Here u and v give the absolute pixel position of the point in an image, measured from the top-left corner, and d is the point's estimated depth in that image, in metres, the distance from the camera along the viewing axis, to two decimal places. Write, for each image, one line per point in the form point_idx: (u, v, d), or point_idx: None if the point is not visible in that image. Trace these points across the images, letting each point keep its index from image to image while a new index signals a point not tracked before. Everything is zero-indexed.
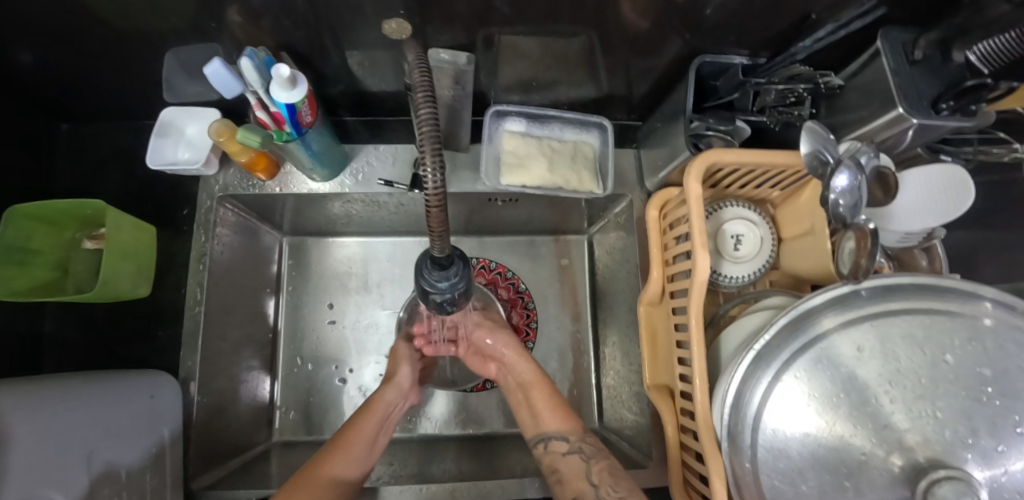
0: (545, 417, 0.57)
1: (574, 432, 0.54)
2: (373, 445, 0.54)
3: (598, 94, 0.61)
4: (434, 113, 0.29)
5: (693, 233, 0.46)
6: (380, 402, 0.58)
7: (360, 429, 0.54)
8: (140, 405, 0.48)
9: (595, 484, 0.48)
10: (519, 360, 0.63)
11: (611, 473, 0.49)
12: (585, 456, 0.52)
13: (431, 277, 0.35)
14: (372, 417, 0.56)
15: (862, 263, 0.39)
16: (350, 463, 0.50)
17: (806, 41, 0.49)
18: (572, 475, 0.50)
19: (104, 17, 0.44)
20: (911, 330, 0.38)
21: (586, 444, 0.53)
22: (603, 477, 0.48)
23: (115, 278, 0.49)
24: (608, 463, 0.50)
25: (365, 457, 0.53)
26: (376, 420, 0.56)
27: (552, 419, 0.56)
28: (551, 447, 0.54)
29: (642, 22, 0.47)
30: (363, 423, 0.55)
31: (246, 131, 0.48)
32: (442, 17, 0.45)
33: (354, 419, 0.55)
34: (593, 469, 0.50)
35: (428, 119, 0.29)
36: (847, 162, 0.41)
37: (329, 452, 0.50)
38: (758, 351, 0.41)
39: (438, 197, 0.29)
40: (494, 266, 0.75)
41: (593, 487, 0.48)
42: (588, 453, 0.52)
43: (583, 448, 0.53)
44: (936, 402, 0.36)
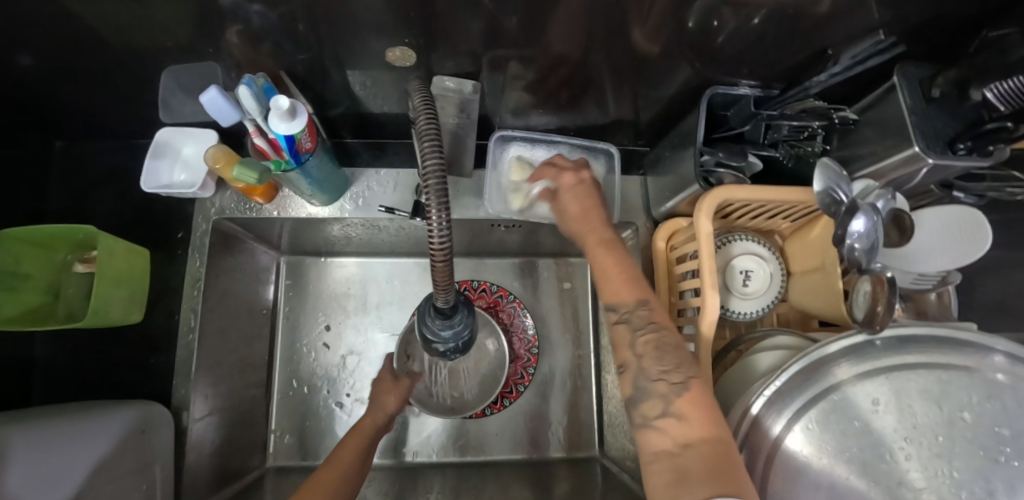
0: (610, 284, 0.45)
1: (628, 301, 0.43)
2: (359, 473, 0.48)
3: (605, 119, 0.60)
4: (440, 162, 0.28)
5: (702, 271, 0.45)
6: (366, 424, 0.54)
7: (344, 454, 0.49)
8: (134, 440, 0.45)
9: (639, 357, 0.40)
10: (583, 204, 0.49)
11: (657, 345, 0.40)
12: (634, 325, 0.42)
13: (433, 325, 0.33)
14: (357, 438, 0.52)
15: (877, 314, 0.38)
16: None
17: (820, 76, 0.47)
18: (620, 342, 0.42)
19: (101, 36, 0.43)
20: (926, 384, 0.37)
21: (640, 313, 0.42)
22: (648, 349, 0.40)
23: (106, 304, 0.48)
24: (658, 335, 0.41)
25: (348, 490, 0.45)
26: (357, 443, 0.51)
27: (619, 289, 0.44)
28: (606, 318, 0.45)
29: (653, 49, 0.46)
30: (348, 445, 0.50)
31: (241, 168, 0.47)
32: (448, 42, 0.43)
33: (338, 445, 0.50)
34: (640, 340, 0.41)
35: (434, 171, 0.28)
36: (863, 205, 0.40)
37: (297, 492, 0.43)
38: (770, 396, 0.39)
39: (443, 253, 0.28)
40: (495, 289, 0.75)
41: (638, 359, 0.40)
42: (637, 323, 0.42)
43: (633, 318, 0.42)
44: (953, 460, 0.35)
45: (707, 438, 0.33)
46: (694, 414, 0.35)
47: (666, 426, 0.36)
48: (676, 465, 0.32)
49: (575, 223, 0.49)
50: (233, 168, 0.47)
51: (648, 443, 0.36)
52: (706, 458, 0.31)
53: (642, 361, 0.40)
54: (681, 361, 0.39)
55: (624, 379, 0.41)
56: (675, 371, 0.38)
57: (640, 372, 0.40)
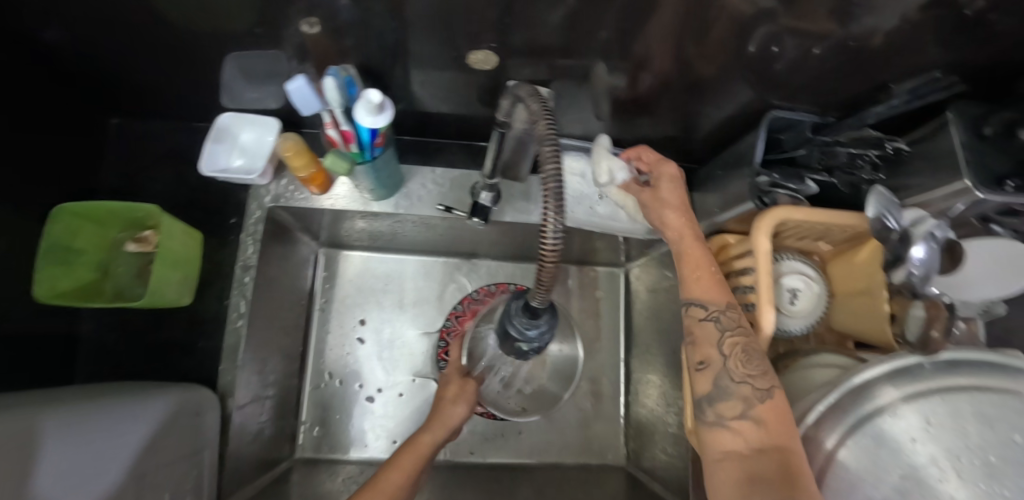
0: (701, 280, 0.43)
1: (718, 300, 0.42)
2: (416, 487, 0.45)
3: (656, 133, 0.62)
4: (558, 166, 0.29)
5: (760, 287, 0.46)
6: (424, 442, 0.49)
7: (402, 468, 0.45)
8: (186, 423, 0.46)
9: (723, 357, 0.40)
10: (682, 199, 0.48)
11: (745, 351, 0.39)
12: (722, 326, 0.40)
13: (520, 324, 0.35)
14: (413, 456, 0.47)
15: (935, 337, 0.41)
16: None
17: (877, 108, 0.48)
18: (704, 339, 0.41)
19: (186, 19, 0.43)
20: (980, 405, 0.39)
21: (729, 314, 0.41)
22: (736, 352, 0.39)
23: (162, 283, 0.48)
24: (748, 339, 0.40)
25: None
26: (415, 460, 0.46)
27: (708, 288, 0.43)
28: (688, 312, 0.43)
29: (719, 69, 0.48)
30: (404, 463, 0.46)
31: (335, 157, 0.49)
32: (526, 46, 0.45)
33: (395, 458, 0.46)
34: (727, 340, 0.40)
35: (553, 176, 0.29)
36: (922, 234, 0.43)
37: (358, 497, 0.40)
38: (820, 411, 0.42)
39: (554, 257, 0.30)
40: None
41: (723, 358, 0.40)
42: (726, 324, 0.41)
43: (721, 319, 0.41)
44: (1004, 481, 0.36)
45: (781, 447, 0.33)
46: (775, 422, 0.35)
47: (742, 429, 0.36)
48: (748, 469, 0.33)
49: (672, 214, 0.47)
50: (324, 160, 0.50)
51: (717, 440, 0.37)
52: (783, 465, 0.32)
53: (729, 361, 0.39)
54: (768, 370, 0.38)
55: (701, 376, 0.40)
56: (760, 377, 0.38)
57: (722, 373, 0.39)
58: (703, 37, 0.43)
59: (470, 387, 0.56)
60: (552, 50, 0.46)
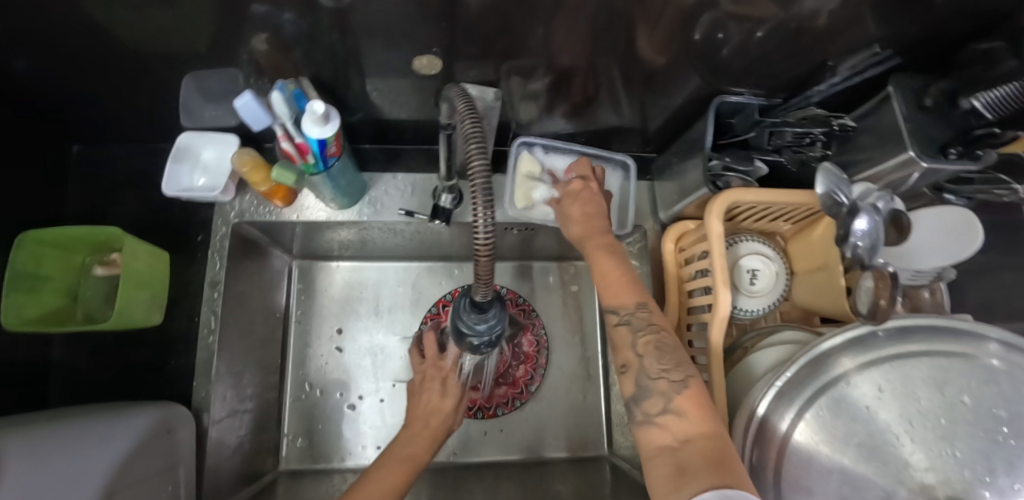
0: (611, 286, 0.45)
1: (628, 304, 0.44)
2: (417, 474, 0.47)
3: (614, 126, 0.62)
4: (486, 163, 0.30)
5: (714, 270, 0.47)
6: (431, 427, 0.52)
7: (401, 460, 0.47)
8: (157, 439, 0.46)
9: (640, 357, 0.41)
10: (585, 211, 0.50)
11: (657, 345, 0.41)
12: (635, 327, 0.42)
13: (468, 319, 0.35)
14: (415, 448, 0.49)
15: (882, 305, 0.41)
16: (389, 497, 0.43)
17: (820, 86, 0.51)
18: (621, 343, 0.43)
19: (135, 45, 0.44)
20: (927, 370, 0.39)
21: (639, 314, 0.43)
22: (648, 348, 0.41)
23: (130, 303, 0.48)
24: (658, 336, 0.42)
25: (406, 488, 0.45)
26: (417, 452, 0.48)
27: (619, 291, 0.44)
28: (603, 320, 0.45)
29: (666, 61, 0.49)
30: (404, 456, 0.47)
31: (280, 170, 0.49)
32: (472, 50, 0.46)
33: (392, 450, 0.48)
34: (641, 340, 0.42)
35: (481, 177, 0.29)
36: (865, 207, 0.43)
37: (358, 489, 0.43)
38: (779, 388, 0.42)
39: (488, 248, 0.30)
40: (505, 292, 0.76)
41: (640, 359, 0.41)
42: (637, 325, 0.42)
43: (634, 321, 0.43)
44: (955, 442, 0.37)
45: (707, 435, 0.35)
46: (693, 412, 0.37)
47: (668, 423, 0.37)
48: (677, 462, 0.34)
49: (577, 226, 0.50)
50: (271, 172, 0.50)
51: (649, 437, 0.38)
52: (708, 456, 0.33)
53: (644, 360, 0.41)
54: (682, 361, 0.40)
55: (625, 377, 0.42)
56: (674, 370, 0.40)
57: (641, 372, 0.40)
58: (644, 32, 0.44)
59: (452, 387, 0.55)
60: (498, 53, 0.46)
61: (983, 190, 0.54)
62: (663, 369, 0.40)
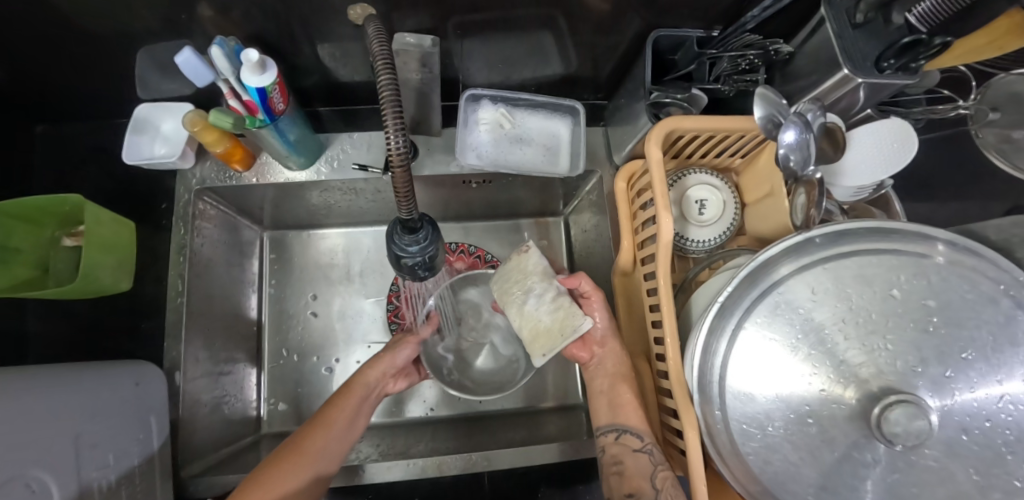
0: (627, 410, 0.52)
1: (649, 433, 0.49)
2: (352, 422, 0.53)
3: (565, 75, 0.63)
4: (396, 92, 0.31)
5: (656, 197, 0.47)
6: (361, 382, 0.56)
7: (339, 409, 0.52)
8: (125, 391, 0.49)
9: (658, 490, 0.45)
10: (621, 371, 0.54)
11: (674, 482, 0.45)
12: (655, 459, 0.47)
13: (402, 241, 0.36)
14: (351, 398, 0.54)
15: (812, 213, 0.42)
16: (327, 444, 0.49)
17: (755, 10, 0.48)
18: (638, 472, 0.47)
19: (75, 19, 0.45)
20: (859, 269, 0.40)
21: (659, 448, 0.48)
22: (667, 485, 0.45)
23: (96, 271, 0.50)
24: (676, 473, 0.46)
25: (344, 435, 0.51)
26: (354, 402, 0.54)
27: (636, 418, 0.51)
28: (623, 439, 0.50)
29: (604, 5, 0.49)
30: (341, 403, 0.53)
31: (217, 114, 0.48)
32: (405, 6, 0.46)
33: (333, 400, 0.54)
34: (660, 473, 0.46)
35: (391, 99, 0.31)
36: (794, 119, 0.44)
37: (306, 433, 0.49)
38: (722, 303, 0.42)
39: (401, 161, 0.31)
40: (473, 249, 0.77)
41: (655, 492, 0.45)
42: (659, 457, 0.47)
43: (655, 452, 0.48)
44: (887, 335, 0.38)
45: None
46: None
47: None
48: None
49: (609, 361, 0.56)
50: (209, 116, 0.49)
51: None
52: None
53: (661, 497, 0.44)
54: None
55: None
56: None
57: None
58: None
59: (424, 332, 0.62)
60: (432, 9, 0.47)
61: (926, 111, 0.55)
62: None
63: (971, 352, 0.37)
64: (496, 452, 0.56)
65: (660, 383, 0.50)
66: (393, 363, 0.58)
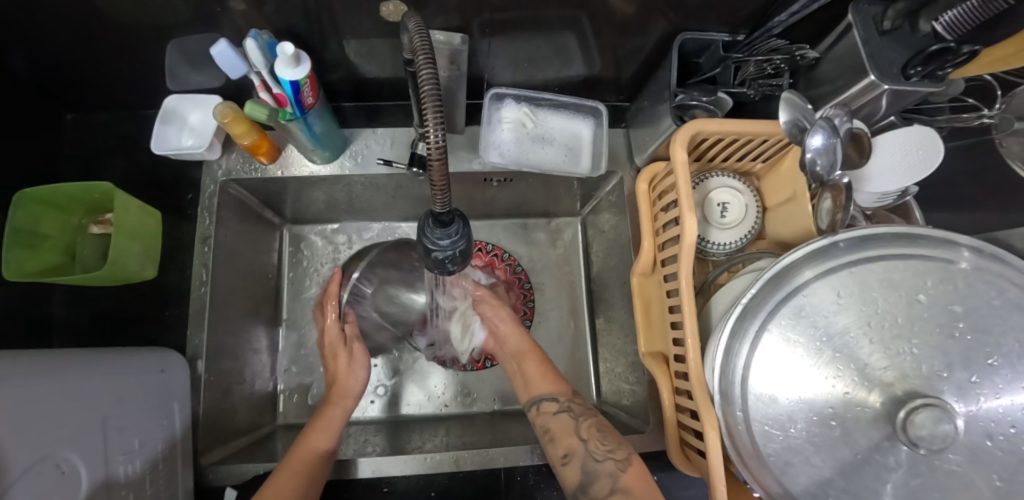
0: (535, 382, 0.57)
1: (564, 393, 0.55)
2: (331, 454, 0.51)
3: (588, 76, 0.63)
4: (436, 86, 0.32)
5: (680, 197, 0.47)
6: (335, 413, 0.54)
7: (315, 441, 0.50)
8: (151, 377, 0.49)
9: (584, 439, 0.49)
10: (520, 347, 0.61)
11: (598, 429, 0.51)
12: (574, 414, 0.53)
13: (433, 235, 0.37)
14: (327, 429, 0.52)
15: (838, 217, 0.43)
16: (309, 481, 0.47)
17: (782, 15, 0.49)
18: (562, 430, 0.51)
19: (113, 9, 0.46)
20: (885, 274, 0.40)
21: (575, 404, 0.54)
22: (591, 433, 0.50)
23: (123, 258, 0.51)
24: (597, 421, 0.52)
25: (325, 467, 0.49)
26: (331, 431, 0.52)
27: (542, 385, 0.57)
28: (543, 408, 0.54)
29: (631, 7, 0.49)
30: (318, 436, 0.51)
31: (252, 105, 0.48)
32: (437, 3, 0.46)
33: (311, 429, 0.51)
34: (582, 426, 0.51)
35: (431, 93, 0.32)
36: (822, 123, 0.44)
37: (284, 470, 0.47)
38: (744, 305, 0.42)
39: (439, 153, 0.31)
40: (490, 248, 0.77)
41: (583, 443, 0.49)
42: (577, 411, 0.53)
43: (572, 408, 0.53)
44: (912, 339, 0.38)
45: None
46: (639, 488, 0.44)
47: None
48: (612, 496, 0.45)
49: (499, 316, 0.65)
50: (243, 107, 0.49)
51: (570, 478, 0.48)
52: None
53: (589, 443, 0.49)
54: (618, 441, 0.49)
55: (569, 467, 0.48)
56: (617, 450, 0.48)
57: (587, 456, 0.48)
58: None
59: (358, 352, 0.56)
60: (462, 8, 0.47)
61: (950, 119, 0.55)
62: (608, 450, 0.48)
63: (998, 358, 0.37)
64: (511, 449, 0.56)
65: (679, 384, 0.50)
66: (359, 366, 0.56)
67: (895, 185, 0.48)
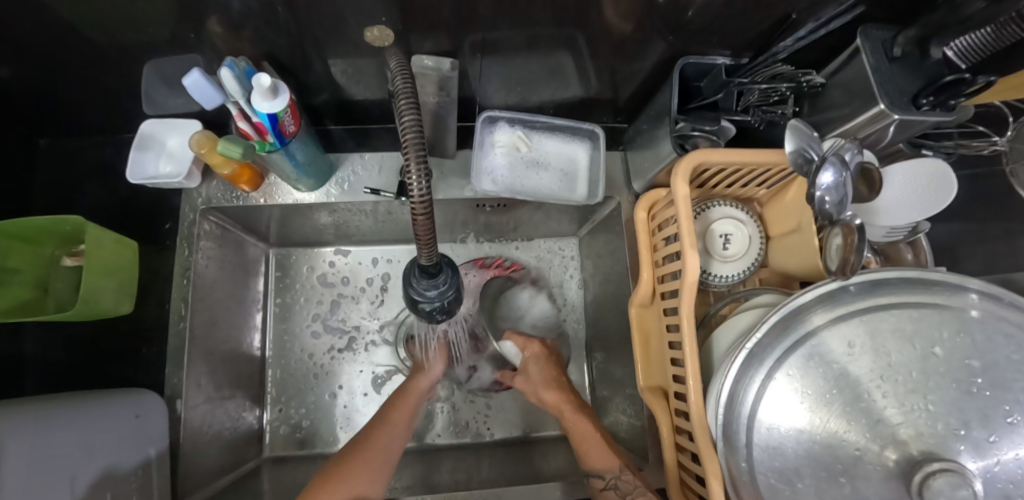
0: (592, 451, 0.56)
1: (611, 468, 0.53)
2: (408, 426, 0.59)
3: (585, 97, 0.61)
4: (420, 134, 0.29)
5: (682, 234, 0.45)
6: (411, 393, 0.61)
7: (392, 421, 0.58)
8: (124, 424, 0.47)
9: None
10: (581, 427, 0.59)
11: None
12: (622, 492, 0.50)
13: (419, 285, 0.34)
14: (407, 402, 0.60)
15: (850, 260, 0.39)
16: (391, 441, 0.56)
17: (787, 40, 0.48)
18: None
19: (81, 34, 0.43)
20: (900, 323, 0.38)
21: (623, 481, 0.51)
22: None
23: (98, 294, 0.49)
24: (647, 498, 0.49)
25: (394, 445, 0.56)
26: (407, 409, 0.59)
27: (600, 459, 0.55)
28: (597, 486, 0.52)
29: (630, 28, 0.47)
30: (401, 405, 0.60)
31: (227, 143, 0.47)
32: (425, 26, 0.43)
33: (388, 409, 0.59)
34: None
35: (414, 140, 0.29)
36: (831, 159, 0.41)
37: (373, 431, 0.56)
38: (750, 350, 0.40)
39: (423, 206, 0.29)
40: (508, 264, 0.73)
41: None
42: (624, 491, 0.50)
43: (619, 486, 0.50)
44: (928, 395, 0.36)
45: None
46: None
47: None
48: None
49: (550, 393, 0.62)
50: (217, 146, 0.48)
51: None
52: None
53: None
54: None
55: None
56: None
57: None
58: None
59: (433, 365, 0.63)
60: (451, 31, 0.45)
61: (960, 144, 0.54)
62: None
63: (1017, 415, 0.34)
64: (509, 489, 0.54)
65: (679, 424, 0.49)
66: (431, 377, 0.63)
67: (909, 217, 0.46)
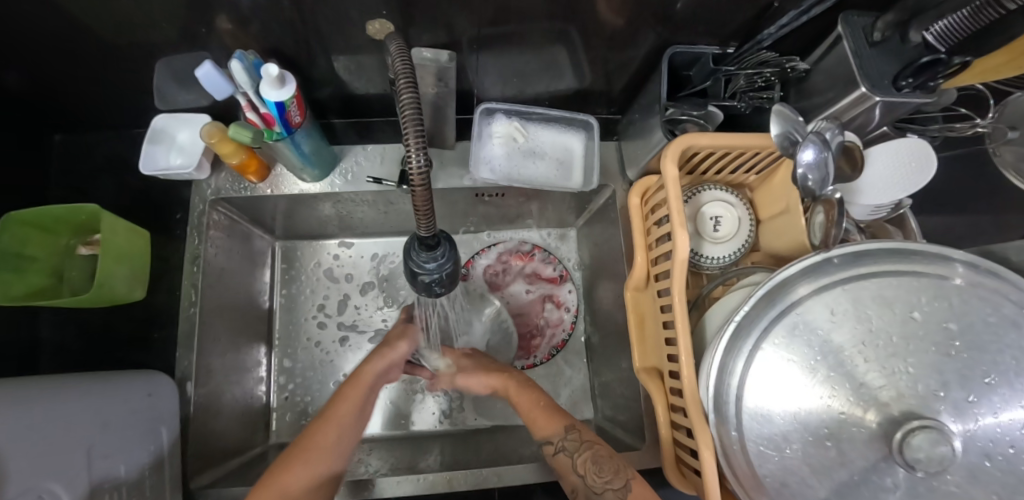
0: (538, 421, 0.54)
1: (557, 430, 0.52)
2: (360, 415, 0.53)
3: (579, 89, 0.63)
4: (418, 111, 0.31)
5: (672, 213, 0.47)
6: (368, 373, 0.55)
7: (348, 402, 0.52)
8: (137, 402, 0.48)
9: (583, 476, 0.49)
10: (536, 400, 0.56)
11: (594, 462, 0.49)
12: (569, 452, 0.50)
13: (419, 258, 0.36)
14: (357, 391, 0.53)
15: (832, 233, 0.42)
16: (334, 446, 0.49)
17: (771, 28, 0.49)
18: (564, 469, 0.50)
19: (98, 31, 0.46)
20: (880, 291, 0.40)
21: (570, 440, 0.51)
22: (588, 467, 0.49)
23: (112, 280, 0.51)
24: (592, 451, 0.50)
25: (352, 432, 0.51)
26: (360, 393, 0.53)
27: (544, 426, 0.53)
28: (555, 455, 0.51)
29: (621, 20, 0.49)
30: (348, 397, 0.52)
31: (237, 128, 0.49)
32: (424, 20, 0.46)
33: (341, 391, 0.53)
34: (579, 463, 0.49)
35: (413, 116, 0.31)
36: (812, 138, 0.43)
37: (318, 429, 0.49)
38: (738, 322, 0.42)
39: (422, 178, 0.30)
40: (530, 248, 0.77)
41: (581, 479, 0.49)
42: (572, 448, 0.50)
43: (567, 446, 0.51)
44: (908, 358, 0.37)
45: None
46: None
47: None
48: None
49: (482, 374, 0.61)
50: (228, 132, 0.50)
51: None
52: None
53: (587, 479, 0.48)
54: (618, 470, 0.47)
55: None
56: (615, 478, 0.47)
57: (588, 490, 0.48)
58: None
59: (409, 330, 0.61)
60: (449, 24, 0.47)
61: (944, 127, 0.55)
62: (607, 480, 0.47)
63: (995, 376, 0.36)
64: (509, 467, 0.56)
65: (673, 401, 0.50)
66: (391, 357, 0.57)
67: (895, 196, 0.47)
